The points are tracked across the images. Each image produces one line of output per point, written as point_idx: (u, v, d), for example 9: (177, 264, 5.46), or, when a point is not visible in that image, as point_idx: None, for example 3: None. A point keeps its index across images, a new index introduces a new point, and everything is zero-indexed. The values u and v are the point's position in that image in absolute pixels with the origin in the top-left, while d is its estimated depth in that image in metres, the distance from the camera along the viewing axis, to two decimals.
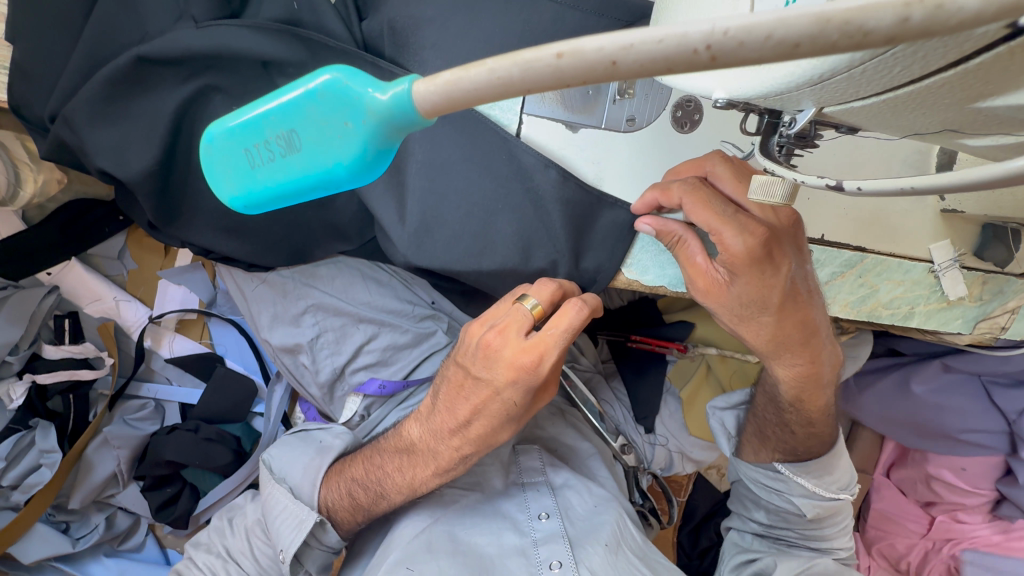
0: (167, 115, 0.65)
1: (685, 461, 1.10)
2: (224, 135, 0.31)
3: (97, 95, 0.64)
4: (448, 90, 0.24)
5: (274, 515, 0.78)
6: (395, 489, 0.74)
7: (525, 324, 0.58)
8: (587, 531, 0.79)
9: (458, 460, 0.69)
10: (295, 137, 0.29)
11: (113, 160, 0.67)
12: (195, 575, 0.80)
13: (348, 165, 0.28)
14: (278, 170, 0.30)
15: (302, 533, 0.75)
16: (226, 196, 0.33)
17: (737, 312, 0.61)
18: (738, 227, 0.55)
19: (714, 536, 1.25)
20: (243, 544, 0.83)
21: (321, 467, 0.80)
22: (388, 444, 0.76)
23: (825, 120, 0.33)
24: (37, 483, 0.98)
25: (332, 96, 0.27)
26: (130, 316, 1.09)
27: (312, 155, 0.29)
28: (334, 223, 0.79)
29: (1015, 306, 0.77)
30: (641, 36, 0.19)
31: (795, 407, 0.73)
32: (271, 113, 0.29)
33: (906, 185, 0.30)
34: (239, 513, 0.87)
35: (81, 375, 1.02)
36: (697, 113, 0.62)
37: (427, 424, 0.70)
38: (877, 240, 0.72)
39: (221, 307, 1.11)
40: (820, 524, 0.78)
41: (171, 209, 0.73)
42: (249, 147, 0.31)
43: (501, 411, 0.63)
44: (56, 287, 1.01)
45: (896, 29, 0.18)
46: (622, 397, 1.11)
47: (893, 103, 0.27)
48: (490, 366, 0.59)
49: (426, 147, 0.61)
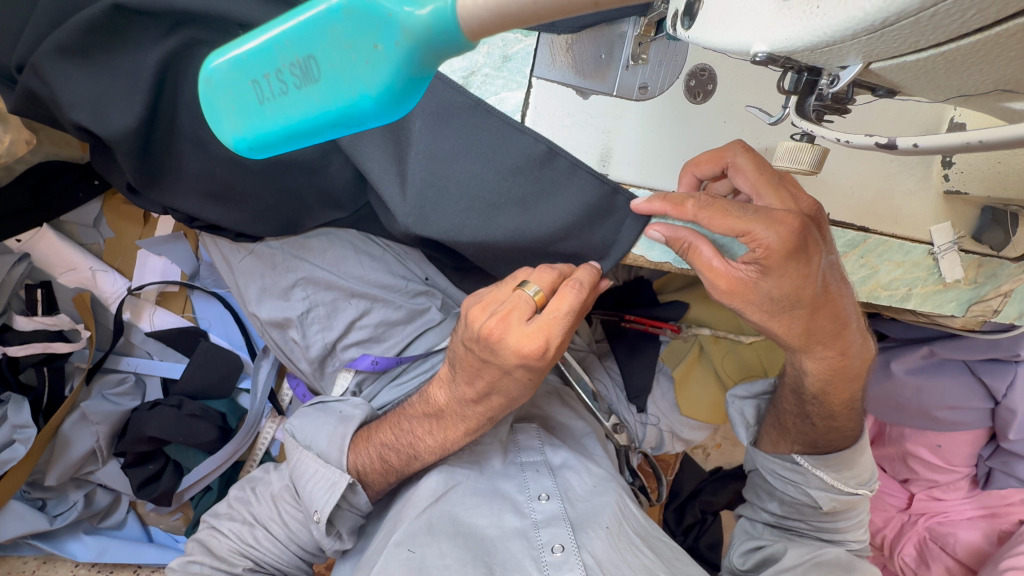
0: (150, 70, 0.61)
1: (675, 441, 1.12)
2: (228, 66, 0.29)
3: (72, 42, 0.59)
4: (500, 3, 0.23)
5: (303, 480, 0.76)
6: (427, 449, 0.74)
7: (528, 310, 0.56)
8: (588, 514, 0.79)
9: (484, 419, 0.70)
10: (314, 68, 0.26)
11: (90, 115, 0.61)
12: (223, 542, 0.79)
13: (376, 97, 0.26)
14: (293, 107, 0.28)
15: (335, 494, 0.73)
16: (229, 137, 0.30)
17: (769, 307, 0.57)
18: (766, 220, 0.51)
19: (699, 513, 1.27)
20: (271, 510, 0.80)
21: (346, 435, 0.78)
22: (415, 409, 0.75)
23: (865, 81, 0.32)
24: (10, 458, 0.94)
25: (356, 14, 0.25)
26: (108, 287, 1.04)
27: (331, 89, 0.26)
28: (328, 191, 0.76)
29: (1008, 290, 0.78)
30: None
31: (819, 398, 0.72)
32: (286, 37, 0.26)
33: (974, 138, 0.27)
34: (263, 482, 0.84)
35: (56, 348, 0.98)
36: (711, 83, 0.60)
37: (452, 390, 0.69)
38: (879, 221, 0.72)
39: (204, 280, 1.06)
40: (835, 517, 0.78)
41: (153, 172, 0.69)
42: (258, 78, 0.28)
43: (514, 386, 0.63)
44: (28, 255, 0.97)
45: None
46: (615, 375, 1.12)
47: (952, 57, 0.26)
48: (495, 352, 0.57)
49: (428, 138, 0.58)
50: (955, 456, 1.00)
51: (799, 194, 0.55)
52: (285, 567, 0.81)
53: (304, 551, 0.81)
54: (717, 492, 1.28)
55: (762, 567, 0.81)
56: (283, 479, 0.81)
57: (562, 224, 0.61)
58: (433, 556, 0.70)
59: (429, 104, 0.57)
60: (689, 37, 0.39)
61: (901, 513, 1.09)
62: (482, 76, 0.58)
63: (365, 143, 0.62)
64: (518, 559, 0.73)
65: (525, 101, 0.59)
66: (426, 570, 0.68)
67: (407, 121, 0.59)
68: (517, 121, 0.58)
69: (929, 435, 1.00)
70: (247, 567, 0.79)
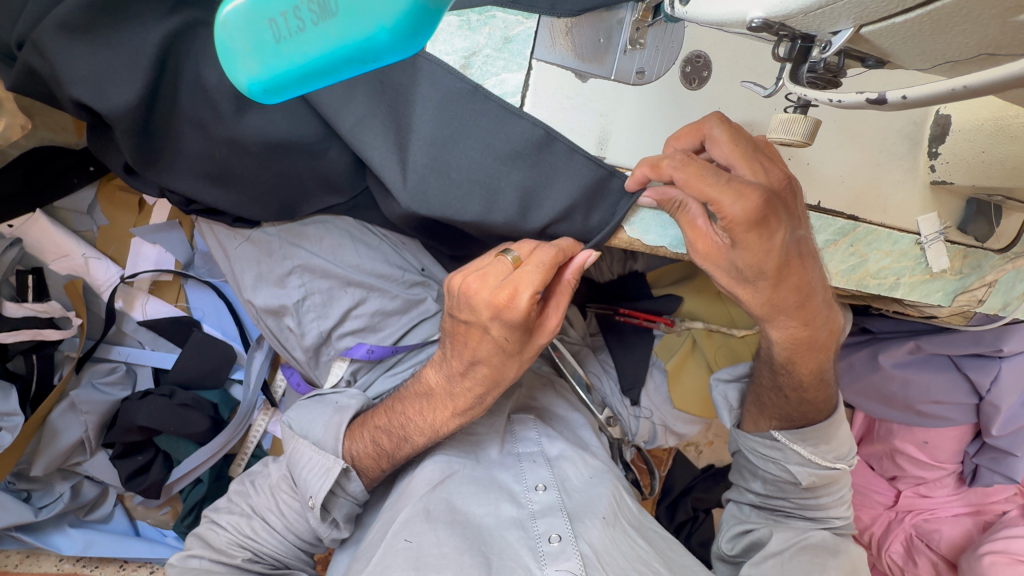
0: (153, 48, 0.61)
1: (667, 435, 1.13)
2: (246, 6, 0.29)
3: (75, 17, 0.59)
4: None
5: (300, 467, 0.77)
6: (418, 431, 0.73)
7: (502, 268, 0.59)
8: (584, 505, 0.79)
9: (475, 399, 0.70)
10: (329, 3, 0.27)
11: (91, 91, 0.61)
12: (222, 536, 0.78)
13: (391, 28, 0.27)
14: (308, 43, 0.28)
15: (330, 479, 0.74)
16: (244, 79, 0.31)
17: (736, 276, 0.59)
18: (734, 192, 0.52)
19: (691, 510, 1.28)
20: (269, 501, 0.80)
21: (341, 422, 0.78)
22: (409, 392, 0.76)
23: (855, 49, 0.33)
24: None
25: None
26: (100, 275, 1.02)
27: (347, 23, 0.27)
28: (328, 177, 0.75)
29: (992, 280, 0.80)
30: None
31: (787, 367, 0.73)
32: None
33: (959, 85, 0.28)
34: (262, 474, 0.83)
35: (45, 335, 0.97)
36: (706, 70, 0.62)
37: (442, 369, 0.71)
38: (868, 210, 0.74)
39: (198, 270, 1.06)
40: (816, 493, 0.79)
41: (152, 153, 0.69)
42: (275, 15, 0.29)
43: (492, 349, 0.63)
44: (19, 240, 0.95)
45: None
46: (609, 369, 1.12)
47: (938, 16, 0.27)
48: (472, 308, 0.60)
49: (429, 125, 0.59)
50: (942, 452, 1.02)
51: (770, 167, 0.56)
52: (285, 561, 0.80)
53: (301, 541, 0.81)
54: (709, 489, 1.29)
55: (751, 551, 0.82)
56: (280, 469, 0.81)
57: (558, 203, 0.63)
58: (430, 545, 0.69)
59: (430, 90, 0.59)
60: (685, 14, 0.40)
61: (888, 510, 1.10)
62: (483, 56, 0.59)
63: (366, 126, 0.62)
64: (514, 549, 0.73)
65: (525, 83, 0.60)
66: (425, 559, 0.68)
67: (409, 106, 0.60)
68: (515, 105, 0.59)
69: (916, 431, 1.02)
70: (246, 558, 0.77)
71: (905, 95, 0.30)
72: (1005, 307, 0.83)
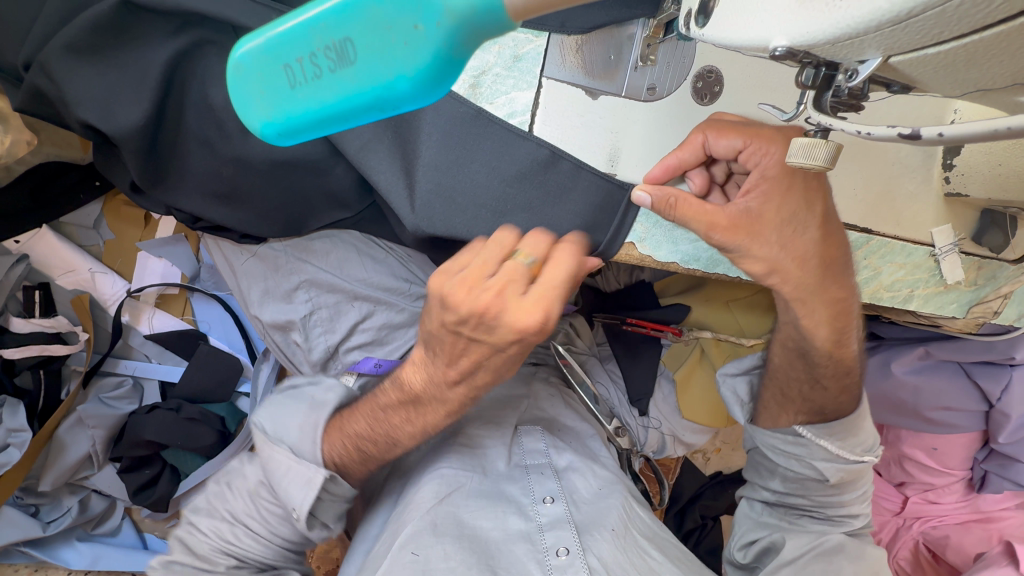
0: (159, 67, 0.60)
1: (676, 445, 1.14)
2: (260, 51, 0.29)
3: (80, 39, 0.59)
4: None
5: (277, 477, 0.69)
6: (403, 434, 0.69)
7: (519, 278, 0.50)
8: (593, 517, 0.78)
9: (467, 396, 0.64)
10: (349, 50, 0.26)
11: (98, 113, 0.61)
12: (201, 542, 0.72)
13: (413, 78, 0.26)
14: (325, 90, 0.28)
15: (313, 492, 0.67)
16: (258, 122, 0.30)
17: (782, 237, 0.58)
18: (767, 141, 0.56)
19: (699, 518, 1.27)
20: (247, 506, 0.72)
21: (319, 421, 0.72)
22: (388, 393, 0.70)
23: (881, 77, 0.32)
24: (4, 464, 0.92)
25: None
26: (107, 290, 1.02)
27: (364, 73, 0.27)
28: (334, 192, 0.75)
29: (1008, 291, 0.80)
30: None
31: (829, 358, 0.72)
32: (323, 18, 0.26)
33: (1002, 125, 0.27)
34: (239, 473, 0.75)
35: (53, 350, 0.96)
36: (718, 85, 0.61)
37: (428, 372, 0.63)
38: (883, 222, 0.72)
39: (204, 282, 1.06)
40: (840, 491, 0.77)
41: (158, 172, 0.68)
42: (292, 61, 0.28)
43: (505, 362, 0.59)
44: (26, 256, 0.95)
45: None
46: (618, 378, 1.12)
47: (970, 49, 0.27)
48: (488, 330, 0.53)
49: (434, 151, 0.59)
50: (951, 459, 1.00)
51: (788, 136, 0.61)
52: (274, 563, 0.74)
53: (287, 544, 0.75)
54: (717, 497, 1.29)
55: (763, 557, 0.80)
56: (256, 472, 0.73)
57: (566, 222, 0.62)
58: (438, 558, 0.69)
59: (435, 118, 0.58)
60: (703, 35, 0.39)
61: (896, 517, 1.09)
62: (492, 75, 0.58)
63: (372, 143, 0.61)
64: (522, 563, 0.72)
65: (534, 101, 0.59)
66: (431, 573, 0.67)
67: (415, 131, 0.60)
68: (520, 127, 0.59)
69: (925, 437, 1.01)
70: (230, 565, 0.72)
71: (942, 132, 0.29)
72: (1020, 318, 0.82)
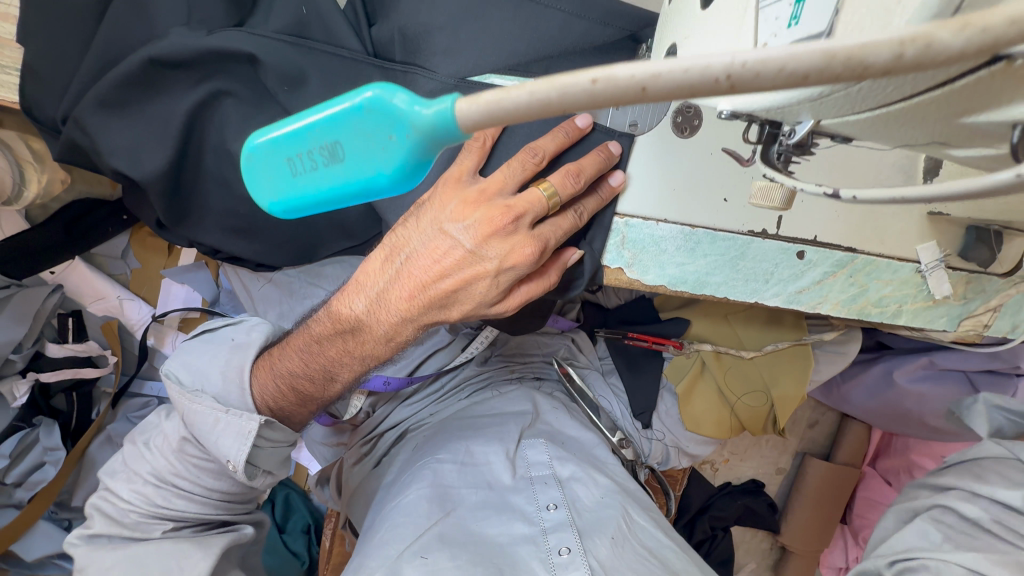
0: (180, 117, 0.66)
1: (681, 456, 1.16)
2: (268, 145, 0.27)
3: (110, 95, 0.65)
4: (490, 110, 0.20)
5: (204, 431, 0.76)
6: (333, 364, 0.75)
7: (509, 210, 0.59)
8: (595, 524, 0.77)
9: (407, 319, 0.68)
10: (338, 148, 0.24)
11: (128, 160, 0.68)
12: (130, 500, 0.78)
13: (391, 176, 0.24)
14: (321, 182, 0.26)
15: (249, 442, 0.74)
16: (266, 203, 0.29)
17: None
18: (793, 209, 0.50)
19: (709, 529, 1.28)
20: (173, 466, 0.79)
21: (244, 365, 0.80)
22: (325, 326, 0.74)
23: (824, 130, 0.35)
24: (42, 481, 0.97)
25: (377, 110, 0.23)
26: (134, 315, 1.09)
27: (352, 170, 0.24)
28: (343, 223, 0.80)
29: (998, 305, 0.81)
30: (670, 65, 0.17)
31: None
32: (314, 125, 0.24)
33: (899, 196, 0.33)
34: (156, 433, 0.83)
35: (84, 374, 1.03)
36: (697, 118, 0.65)
37: (366, 296, 0.69)
38: (867, 241, 0.74)
39: (224, 306, 1.11)
40: None
41: (181, 209, 0.74)
42: (293, 156, 0.26)
43: (485, 293, 0.65)
44: (60, 286, 1.02)
45: (892, 64, 0.16)
46: (620, 392, 1.14)
47: (885, 118, 0.30)
48: (479, 258, 0.62)
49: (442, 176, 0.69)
50: None
51: None
52: (218, 518, 0.82)
53: (226, 497, 0.82)
54: (727, 507, 1.29)
55: None
56: (177, 431, 0.79)
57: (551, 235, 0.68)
58: (446, 560, 0.69)
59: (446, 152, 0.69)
60: None
61: None
62: None
63: None
64: (526, 563, 0.72)
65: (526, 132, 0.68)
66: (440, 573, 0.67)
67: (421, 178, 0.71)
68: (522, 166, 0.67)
69: None
70: (167, 528, 0.78)
71: (857, 196, 0.36)
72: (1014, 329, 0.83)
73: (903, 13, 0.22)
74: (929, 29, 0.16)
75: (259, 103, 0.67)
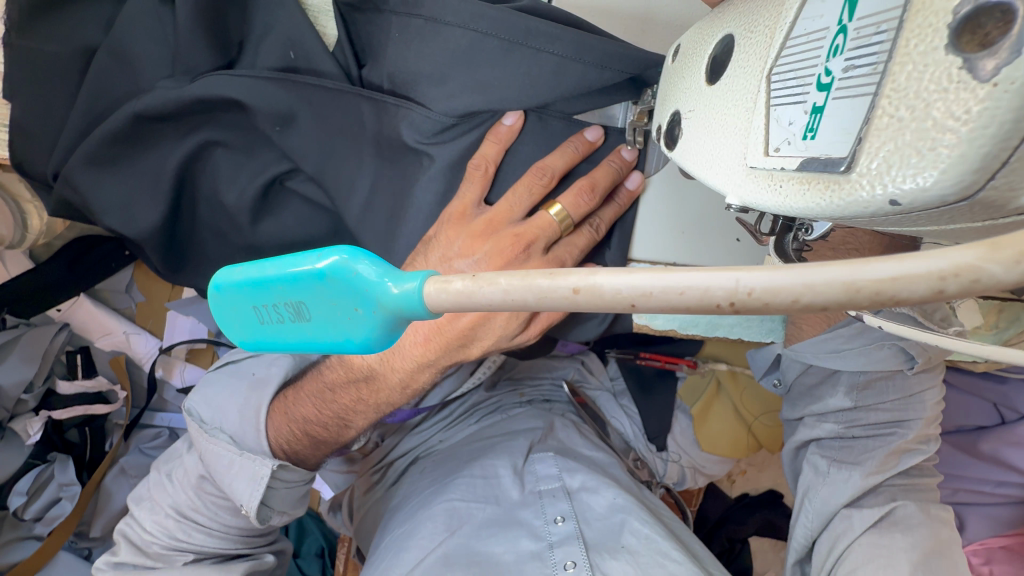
0: (170, 171, 0.64)
1: (697, 475, 1.11)
2: (233, 286, 0.27)
3: (98, 151, 0.64)
4: (460, 299, 0.21)
5: (220, 471, 0.75)
6: (347, 413, 0.73)
7: (526, 239, 0.55)
8: (604, 535, 0.76)
9: (418, 362, 0.65)
10: (303, 307, 0.24)
11: (121, 217, 0.67)
12: (147, 534, 0.78)
13: (360, 344, 0.24)
14: (287, 335, 0.25)
15: (262, 485, 0.73)
16: (236, 341, 0.28)
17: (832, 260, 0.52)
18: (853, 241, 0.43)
19: (726, 543, 1.25)
20: (194, 501, 0.79)
21: (260, 406, 0.78)
22: (336, 372, 0.72)
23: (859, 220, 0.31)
24: (59, 516, 0.96)
25: (343, 281, 0.23)
26: (141, 348, 1.10)
27: (321, 332, 0.24)
28: None
29: None
30: (662, 283, 0.18)
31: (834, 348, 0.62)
32: (279, 282, 0.24)
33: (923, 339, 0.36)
34: (178, 465, 0.82)
35: (95, 410, 1.03)
36: None
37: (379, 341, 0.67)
38: None
39: (229, 336, 1.11)
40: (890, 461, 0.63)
41: (178, 258, 0.73)
42: (258, 305, 0.26)
43: (503, 325, 0.62)
44: (67, 324, 1.03)
45: (930, 298, 0.15)
46: (633, 413, 1.11)
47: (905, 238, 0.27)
48: None
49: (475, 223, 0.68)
50: None
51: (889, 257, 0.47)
52: (238, 551, 0.81)
53: (246, 531, 0.81)
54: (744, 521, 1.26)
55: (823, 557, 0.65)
56: (197, 466, 0.79)
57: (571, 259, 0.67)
58: None
59: None
60: (672, 158, 0.39)
61: None
62: None
63: (373, 219, 0.63)
64: None
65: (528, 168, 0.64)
66: None
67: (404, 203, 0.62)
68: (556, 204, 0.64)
69: None
70: (187, 561, 0.77)
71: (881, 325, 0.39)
72: None
73: (933, 165, 0.19)
74: (978, 259, 0.15)
75: (250, 153, 0.65)
